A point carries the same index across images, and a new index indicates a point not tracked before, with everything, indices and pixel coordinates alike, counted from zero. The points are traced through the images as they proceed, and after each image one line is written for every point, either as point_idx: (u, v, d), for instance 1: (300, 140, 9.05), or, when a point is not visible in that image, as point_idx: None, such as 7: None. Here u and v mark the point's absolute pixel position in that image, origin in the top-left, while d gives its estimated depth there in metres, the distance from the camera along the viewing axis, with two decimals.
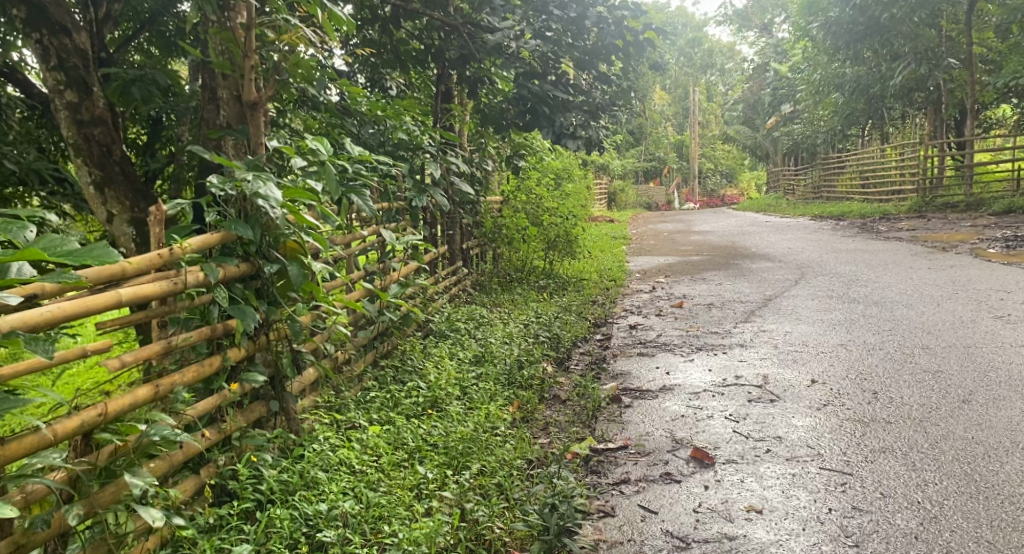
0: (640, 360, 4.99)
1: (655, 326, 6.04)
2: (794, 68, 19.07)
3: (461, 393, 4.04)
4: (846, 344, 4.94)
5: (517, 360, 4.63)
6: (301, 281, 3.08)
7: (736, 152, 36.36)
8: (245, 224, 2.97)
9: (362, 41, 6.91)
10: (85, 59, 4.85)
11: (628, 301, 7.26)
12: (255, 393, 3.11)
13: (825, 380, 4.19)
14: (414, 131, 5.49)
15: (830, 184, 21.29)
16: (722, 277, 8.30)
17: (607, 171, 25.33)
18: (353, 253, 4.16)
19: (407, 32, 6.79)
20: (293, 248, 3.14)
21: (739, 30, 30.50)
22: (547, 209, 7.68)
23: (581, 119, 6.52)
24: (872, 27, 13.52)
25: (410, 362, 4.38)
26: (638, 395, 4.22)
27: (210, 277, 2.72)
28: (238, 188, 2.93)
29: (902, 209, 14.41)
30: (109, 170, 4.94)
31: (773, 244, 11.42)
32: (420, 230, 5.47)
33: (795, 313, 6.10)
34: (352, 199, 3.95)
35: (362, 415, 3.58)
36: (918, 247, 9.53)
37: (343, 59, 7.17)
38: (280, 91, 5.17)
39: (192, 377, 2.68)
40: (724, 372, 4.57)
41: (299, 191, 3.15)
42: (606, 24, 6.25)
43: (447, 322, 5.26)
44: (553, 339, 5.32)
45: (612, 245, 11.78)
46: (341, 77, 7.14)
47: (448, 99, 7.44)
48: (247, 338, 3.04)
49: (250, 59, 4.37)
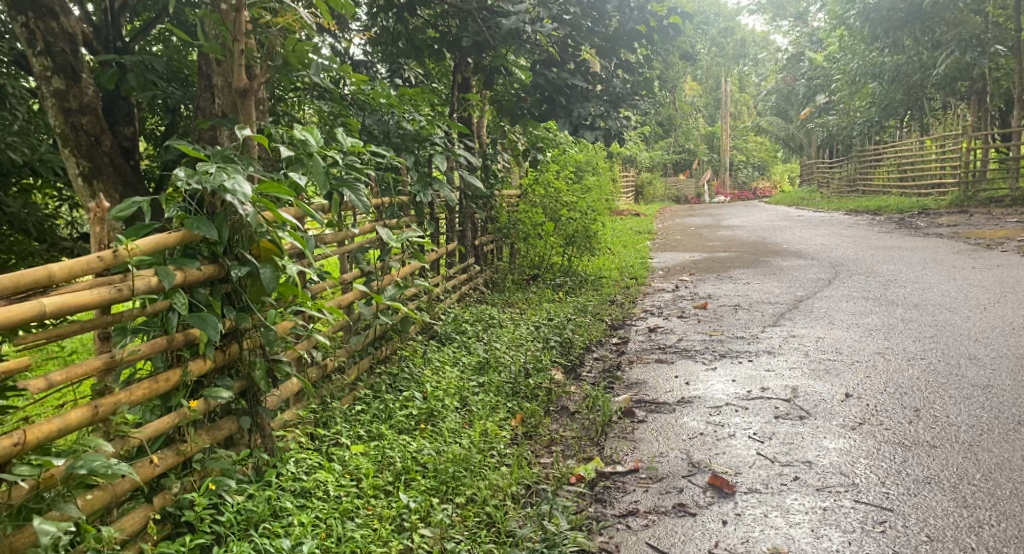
0: (658, 368, 4.64)
1: (676, 329, 5.68)
2: (830, 57, 18.48)
3: (460, 405, 3.73)
4: (884, 353, 4.56)
5: (524, 368, 4.31)
6: (275, 285, 2.76)
7: (767, 143, 35.66)
8: (210, 223, 2.65)
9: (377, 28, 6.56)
10: (73, 44, 4.53)
11: (649, 301, 6.90)
12: (225, 406, 2.79)
13: (860, 395, 3.82)
14: (422, 122, 5.16)
15: (865, 177, 20.71)
16: (750, 275, 7.92)
17: (634, 163, 24.76)
18: (345, 251, 3.89)
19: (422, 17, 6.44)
20: (267, 249, 2.82)
21: (774, 19, 29.97)
22: (566, 203, 7.35)
23: (600, 109, 6.17)
24: (912, 13, 13.11)
25: (408, 369, 4.07)
26: (653, 409, 3.89)
27: (164, 282, 2.42)
28: (202, 182, 2.62)
29: (942, 203, 13.90)
30: (98, 161, 4.61)
31: (804, 240, 11.00)
32: (426, 227, 5.18)
33: (827, 317, 5.71)
34: (344, 193, 3.66)
35: (349, 429, 3.28)
36: (959, 245, 9.06)
37: (360, 49, 6.89)
38: (279, 78, 4.87)
39: (142, 395, 2.38)
40: (748, 383, 4.22)
41: (274, 186, 2.84)
42: (628, 9, 5.92)
43: (452, 325, 4.95)
44: (565, 344, 4.98)
45: (636, 240, 11.40)
46: (360, 67, 6.86)
47: (466, 88, 7.08)
48: (215, 348, 2.73)
49: (238, 44, 4.06)
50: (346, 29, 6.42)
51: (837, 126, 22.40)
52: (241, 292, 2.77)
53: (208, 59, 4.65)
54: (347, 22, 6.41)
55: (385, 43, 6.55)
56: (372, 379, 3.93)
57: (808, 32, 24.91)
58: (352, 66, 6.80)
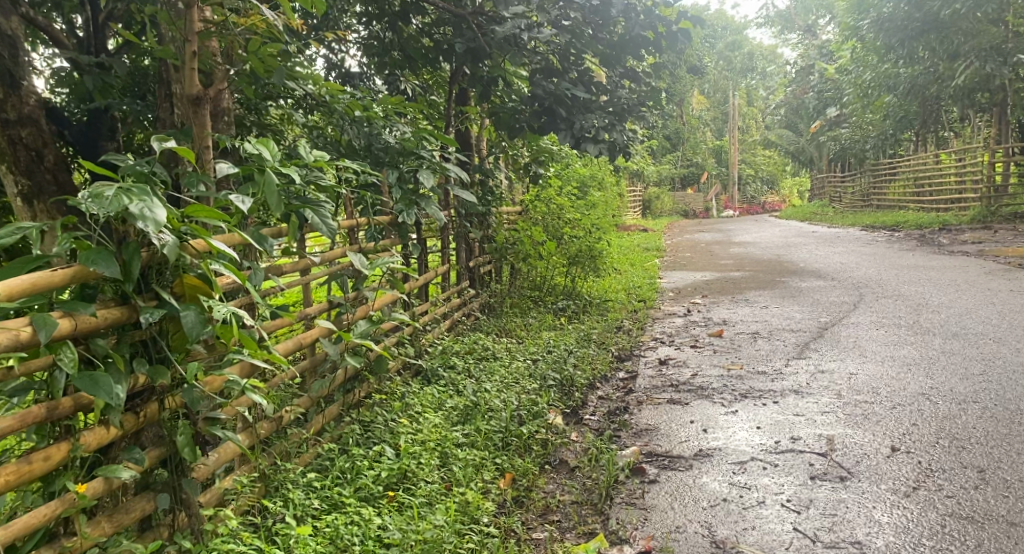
0: (670, 411, 4.09)
1: (690, 361, 5.12)
2: (842, 69, 17.99)
3: (441, 461, 3.21)
4: (929, 393, 4.02)
5: (518, 415, 3.77)
6: (200, 332, 2.21)
7: (777, 158, 35.11)
8: (113, 255, 2.08)
9: (368, 35, 6.07)
10: (12, 47, 3.80)
11: (659, 327, 6.36)
12: (141, 481, 2.26)
13: (910, 449, 3.30)
14: (406, 134, 4.60)
15: (879, 192, 20.12)
16: (768, 298, 7.37)
17: (639, 177, 24.14)
18: (308, 282, 3.36)
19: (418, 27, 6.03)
20: (193, 285, 2.28)
21: (782, 31, 29.68)
22: (569, 221, 6.84)
23: (604, 121, 5.51)
24: (929, 23, 12.60)
25: (383, 417, 3.53)
26: (667, 464, 3.36)
27: (39, 335, 1.90)
28: (100, 209, 2.04)
29: (963, 218, 13.36)
30: (39, 179, 3.82)
31: (822, 258, 10.45)
32: (411, 250, 4.64)
33: (857, 348, 5.15)
34: (306, 215, 3.17)
35: (303, 497, 2.73)
36: (990, 264, 8.48)
37: (353, 60, 6.36)
38: (248, 87, 4.34)
39: (8, 482, 1.89)
40: (776, 432, 3.68)
41: (204, 209, 2.36)
42: (633, 14, 5.39)
43: (440, 360, 4.41)
44: (567, 382, 4.42)
45: (644, 259, 10.88)
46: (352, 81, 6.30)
47: (465, 100, 6.57)
48: (127, 410, 2.18)
49: (191, 45, 3.51)
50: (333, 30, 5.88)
51: (850, 139, 21.88)
52: (159, 340, 2.21)
53: (166, 64, 4.02)
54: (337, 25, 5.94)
55: (378, 54, 6.04)
56: (340, 428, 3.39)
57: (819, 44, 24.51)
58: (346, 79, 6.29)
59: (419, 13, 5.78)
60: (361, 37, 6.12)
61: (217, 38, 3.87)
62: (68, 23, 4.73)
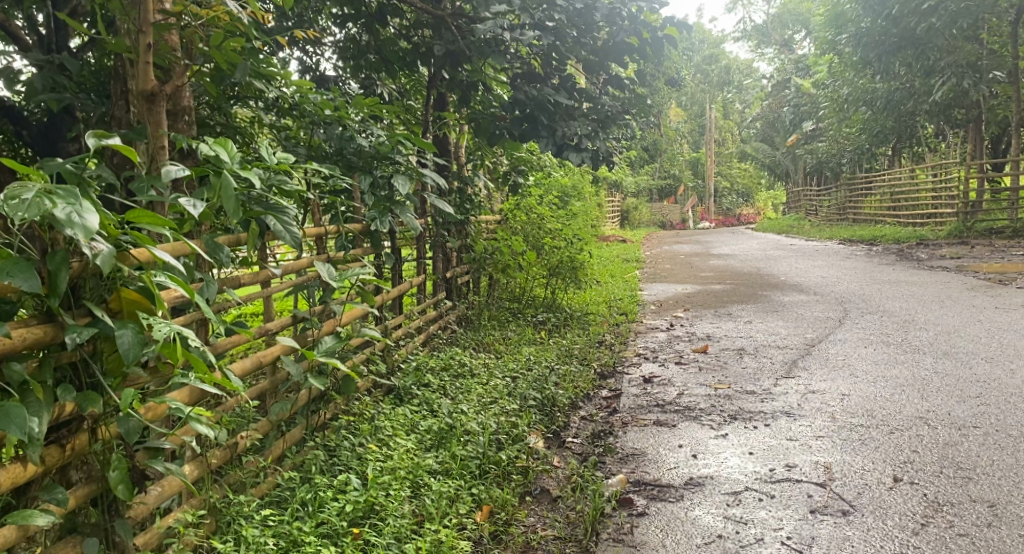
0: (657, 434, 3.87)
1: (676, 379, 4.90)
2: (819, 83, 17.91)
3: (412, 493, 2.98)
4: (928, 417, 3.82)
5: (496, 439, 3.53)
6: (137, 354, 1.95)
7: (753, 171, 35.19)
8: (33, 267, 1.81)
9: (344, 38, 5.84)
10: None
11: (641, 342, 6.14)
12: (66, 524, 2.00)
13: (915, 479, 3.11)
14: (380, 138, 4.34)
15: (856, 205, 20.11)
16: (751, 313, 7.18)
17: (617, 188, 23.99)
18: (269, 296, 3.11)
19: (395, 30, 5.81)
20: (132, 300, 2.02)
21: (758, 45, 29.72)
22: (549, 231, 6.62)
23: (588, 128, 5.29)
24: (906, 38, 12.36)
25: (350, 442, 3.29)
26: (656, 495, 3.15)
27: None
28: (19, 213, 1.77)
29: (940, 233, 13.31)
30: None
31: (803, 272, 10.30)
32: (384, 261, 4.38)
33: (847, 366, 4.96)
34: (267, 222, 2.92)
35: (258, 534, 2.49)
36: (972, 280, 8.36)
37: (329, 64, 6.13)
38: (211, 86, 4.06)
39: None
40: (769, 458, 3.47)
41: (146, 213, 2.10)
42: (619, 19, 5.13)
43: (414, 377, 4.16)
44: (548, 402, 4.18)
45: (624, 270, 10.67)
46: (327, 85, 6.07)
47: (444, 106, 6.33)
48: (50, 442, 1.93)
49: (145, 36, 3.28)
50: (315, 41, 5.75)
51: (827, 154, 21.87)
52: (90, 364, 1.96)
53: (122, 60, 3.69)
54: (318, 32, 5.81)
55: (353, 57, 5.80)
56: (304, 453, 3.15)
57: (795, 58, 24.45)
58: (321, 83, 6.04)
59: (395, 15, 5.68)
60: (336, 39, 5.91)
61: (177, 33, 3.60)
62: (23, 17, 4.44)
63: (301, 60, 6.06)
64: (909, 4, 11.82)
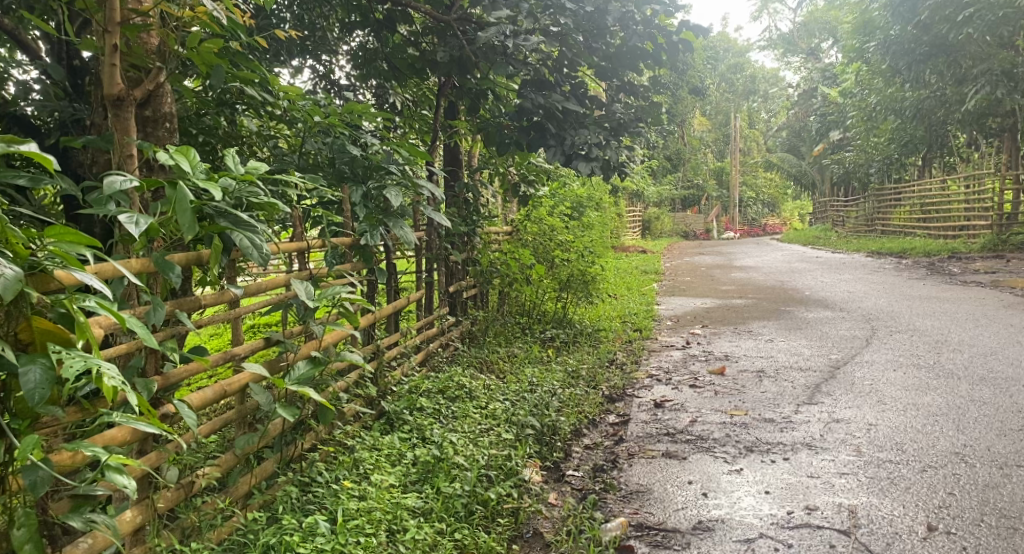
0: (665, 467, 3.56)
1: (689, 403, 4.59)
2: (846, 92, 17.45)
3: (388, 539, 2.71)
4: (965, 453, 3.49)
5: (488, 474, 3.25)
6: (42, 395, 1.81)
7: (778, 181, 34.69)
8: None
9: (357, 46, 5.59)
10: None
11: (655, 361, 5.84)
12: None
13: (954, 528, 2.81)
14: (374, 146, 4.06)
15: (884, 216, 19.64)
16: (773, 330, 6.84)
17: (639, 197, 23.63)
18: (236, 316, 2.85)
19: (406, 36, 5.51)
20: (45, 330, 1.88)
21: (785, 54, 29.28)
22: (560, 244, 6.33)
23: (599, 137, 4.98)
24: (936, 46, 11.97)
25: (323, 477, 3.02)
26: (659, 542, 2.89)
27: None
28: None
29: (973, 246, 12.86)
30: None
31: (829, 286, 9.92)
32: (377, 276, 4.11)
33: (874, 392, 4.62)
34: (233, 238, 2.65)
35: None
36: (1008, 297, 7.97)
37: (344, 71, 5.89)
38: (196, 95, 3.81)
39: None
40: (785, 497, 3.17)
41: (68, 232, 1.94)
42: (632, 22, 4.85)
43: (405, 401, 3.89)
44: (549, 430, 3.89)
45: (642, 283, 10.34)
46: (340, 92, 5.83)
47: (454, 114, 6.05)
48: None
49: (110, 36, 2.96)
50: (328, 49, 5.50)
51: (854, 164, 21.40)
52: None
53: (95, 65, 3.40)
54: (331, 40, 5.54)
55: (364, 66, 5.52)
56: (274, 488, 2.88)
57: (821, 66, 23.99)
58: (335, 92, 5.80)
59: (406, 22, 5.24)
60: (350, 45, 5.64)
61: (154, 37, 3.34)
62: None
63: (313, 67, 5.78)
64: (941, 11, 11.41)
